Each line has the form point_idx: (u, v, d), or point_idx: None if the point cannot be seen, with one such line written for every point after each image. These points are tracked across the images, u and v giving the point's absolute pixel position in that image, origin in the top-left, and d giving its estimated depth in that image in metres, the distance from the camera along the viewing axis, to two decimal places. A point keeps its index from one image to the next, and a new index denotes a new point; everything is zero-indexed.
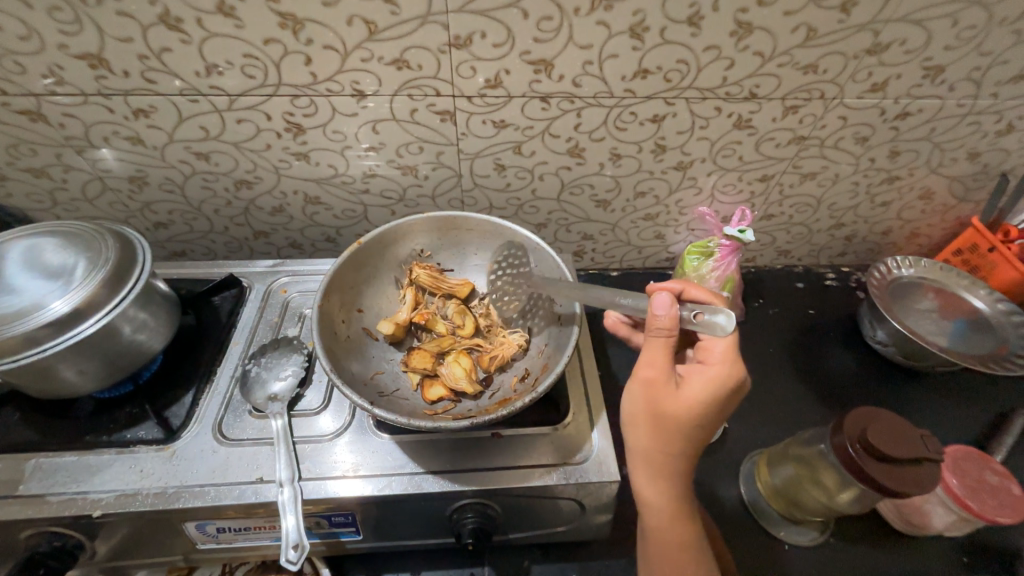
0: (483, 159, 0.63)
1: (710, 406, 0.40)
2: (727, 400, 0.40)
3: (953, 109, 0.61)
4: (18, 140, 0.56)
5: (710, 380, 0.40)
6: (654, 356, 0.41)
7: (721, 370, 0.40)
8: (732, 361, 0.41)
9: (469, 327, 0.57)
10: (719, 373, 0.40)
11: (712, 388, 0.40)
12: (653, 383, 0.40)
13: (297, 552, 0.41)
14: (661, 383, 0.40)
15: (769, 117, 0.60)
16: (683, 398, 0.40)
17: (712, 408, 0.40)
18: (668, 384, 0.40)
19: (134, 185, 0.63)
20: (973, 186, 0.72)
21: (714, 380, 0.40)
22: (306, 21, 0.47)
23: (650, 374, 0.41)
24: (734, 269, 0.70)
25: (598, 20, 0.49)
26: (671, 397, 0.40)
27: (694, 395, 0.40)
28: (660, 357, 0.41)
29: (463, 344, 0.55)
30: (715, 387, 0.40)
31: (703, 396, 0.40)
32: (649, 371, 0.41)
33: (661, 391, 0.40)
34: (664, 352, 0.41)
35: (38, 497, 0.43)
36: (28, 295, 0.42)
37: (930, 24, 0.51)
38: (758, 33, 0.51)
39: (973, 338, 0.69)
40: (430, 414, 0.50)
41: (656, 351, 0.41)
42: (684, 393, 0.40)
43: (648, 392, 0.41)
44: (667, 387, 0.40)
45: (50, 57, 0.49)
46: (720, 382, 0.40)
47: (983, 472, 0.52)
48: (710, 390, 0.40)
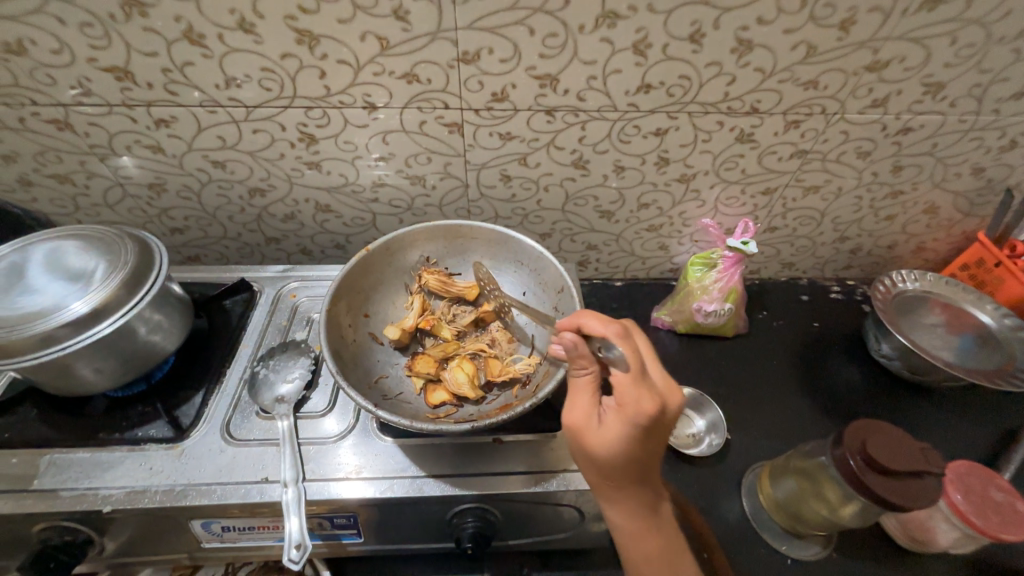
0: (489, 170, 0.64)
1: (629, 442, 0.39)
2: (647, 435, 0.39)
3: (955, 125, 0.61)
4: (46, 147, 0.59)
5: (620, 421, 0.39)
6: (575, 398, 0.43)
7: (629, 411, 0.38)
8: (638, 395, 0.38)
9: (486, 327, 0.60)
10: (626, 413, 0.39)
11: (623, 427, 0.39)
12: (575, 428, 0.41)
13: (299, 552, 0.41)
14: (581, 430, 0.41)
15: (771, 131, 0.61)
16: (601, 441, 0.40)
17: (634, 446, 0.39)
18: (589, 428, 0.41)
19: (152, 192, 0.65)
20: (978, 201, 0.72)
21: (624, 420, 0.39)
22: (321, 37, 0.49)
23: (571, 419, 0.42)
24: (738, 280, 0.71)
25: (602, 37, 0.51)
26: (592, 441, 0.40)
27: (609, 438, 0.39)
28: (580, 399, 0.42)
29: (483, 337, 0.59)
30: (625, 426, 0.39)
31: (616, 434, 0.39)
32: (570, 417, 0.42)
33: (585, 436, 0.41)
34: (584, 394, 0.42)
35: (51, 491, 0.44)
36: (51, 296, 0.44)
37: (930, 42, 0.52)
38: (759, 50, 0.52)
39: (980, 354, 0.69)
40: (433, 412, 0.51)
41: (580, 394, 0.43)
42: (602, 434, 0.40)
43: (574, 437, 0.42)
44: (588, 431, 0.41)
45: (80, 70, 0.51)
46: (628, 421, 0.38)
47: (989, 489, 0.51)
48: (624, 430, 0.39)
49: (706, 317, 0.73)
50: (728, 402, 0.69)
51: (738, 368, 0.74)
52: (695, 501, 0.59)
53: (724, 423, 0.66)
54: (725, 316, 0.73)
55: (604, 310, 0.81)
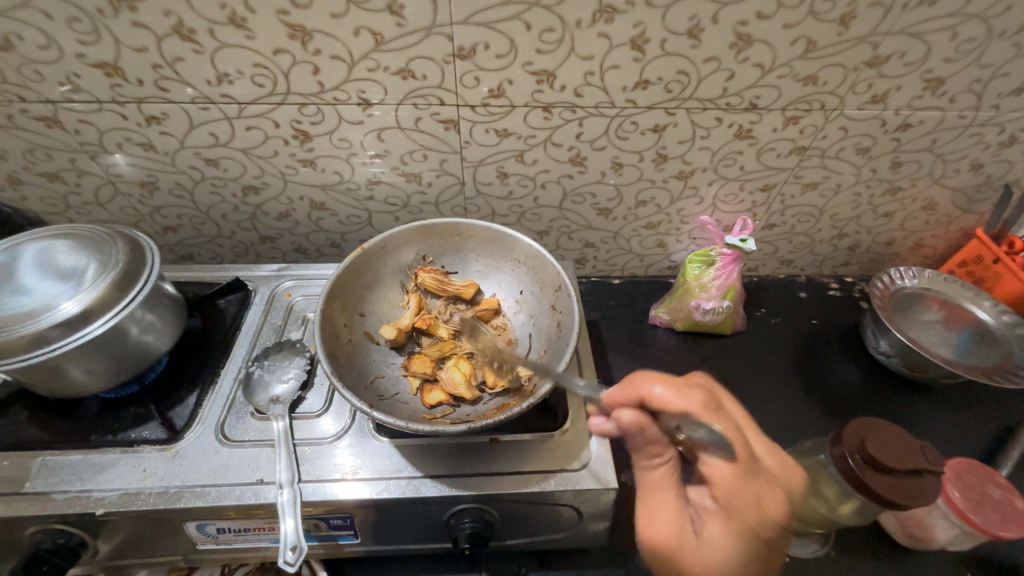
0: (485, 167, 0.64)
1: (738, 552, 0.41)
2: (753, 540, 0.41)
3: (955, 121, 0.61)
4: (34, 145, 0.58)
5: (730, 531, 0.41)
6: (655, 502, 0.43)
7: (740, 522, 0.41)
8: (755, 491, 0.41)
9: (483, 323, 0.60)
10: (736, 522, 0.41)
11: (732, 536, 0.41)
12: (669, 546, 0.41)
13: (295, 554, 0.41)
14: (676, 543, 0.41)
15: (770, 127, 0.60)
16: (704, 558, 0.41)
17: (744, 544, 0.41)
18: (686, 540, 0.41)
19: (144, 190, 0.64)
20: (977, 197, 0.72)
21: (734, 520, 0.41)
22: (314, 32, 0.49)
23: (661, 539, 0.41)
24: (736, 278, 0.71)
25: (599, 32, 0.50)
26: (692, 560, 0.41)
27: (717, 543, 0.41)
28: (661, 503, 0.43)
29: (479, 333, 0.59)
30: (735, 536, 0.41)
31: (725, 547, 0.41)
32: (660, 530, 0.42)
33: (681, 555, 0.41)
34: (664, 497, 0.43)
35: (43, 494, 0.44)
36: (41, 296, 0.43)
37: (930, 37, 0.52)
38: (759, 45, 0.52)
39: (977, 351, 0.69)
40: (428, 410, 0.51)
41: (661, 504, 0.43)
42: (705, 545, 0.41)
43: (664, 550, 0.42)
44: (687, 551, 0.41)
45: (68, 66, 0.50)
46: (739, 531, 0.41)
47: (986, 485, 0.52)
48: (733, 532, 0.41)
49: (705, 315, 0.73)
50: None
51: (736, 366, 0.73)
52: None
53: None
54: (724, 314, 0.73)
55: (602, 307, 0.80)
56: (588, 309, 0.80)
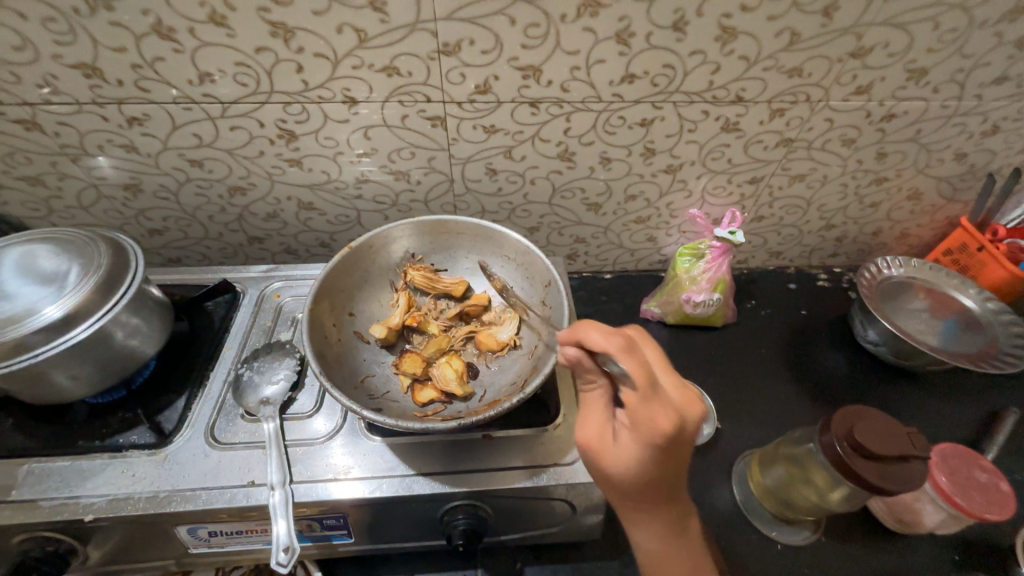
0: (474, 164, 0.63)
1: (644, 461, 0.39)
2: (662, 454, 0.38)
3: (938, 111, 0.61)
4: (13, 148, 0.57)
5: (636, 440, 0.38)
6: (587, 413, 0.43)
7: (644, 433, 0.37)
8: (653, 414, 0.37)
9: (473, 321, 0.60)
10: (641, 432, 0.38)
11: (638, 446, 0.38)
12: (590, 448, 0.41)
13: (288, 555, 0.41)
14: (595, 448, 0.41)
15: (757, 119, 0.61)
16: (615, 459, 0.40)
17: (653, 461, 0.38)
18: (602, 445, 0.41)
19: (128, 192, 0.63)
20: (961, 186, 0.73)
21: (640, 438, 0.38)
22: (296, 30, 0.48)
23: (584, 439, 0.42)
24: (726, 270, 0.72)
25: (584, 26, 0.50)
26: (606, 461, 0.40)
27: (625, 457, 0.39)
28: (592, 414, 0.42)
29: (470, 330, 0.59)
30: (641, 446, 0.38)
31: (632, 454, 0.39)
32: (582, 433, 0.42)
33: (599, 456, 0.41)
34: (595, 409, 0.42)
35: (30, 502, 0.43)
36: (21, 301, 0.42)
37: (913, 27, 0.52)
38: (744, 38, 0.52)
39: (964, 338, 0.70)
40: (421, 410, 0.51)
41: (591, 410, 0.42)
42: (618, 452, 0.40)
43: (589, 454, 0.42)
44: (603, 450, 0.41)
45: (45, 67, 0.49)
46: (643, 441, 0.38)
47: (972, 470, 0.52)
48: (640, 447, 0.38)
49: (695, 307, 0.74)
50: (718, 391, 0.70)
51: (727, 358, 0.74)
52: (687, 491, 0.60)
53: (714, 413, 0.66)
54: (714, 306, 0.73)
55: (594, 302, 0.81)
56: (580, 304, 0.80)
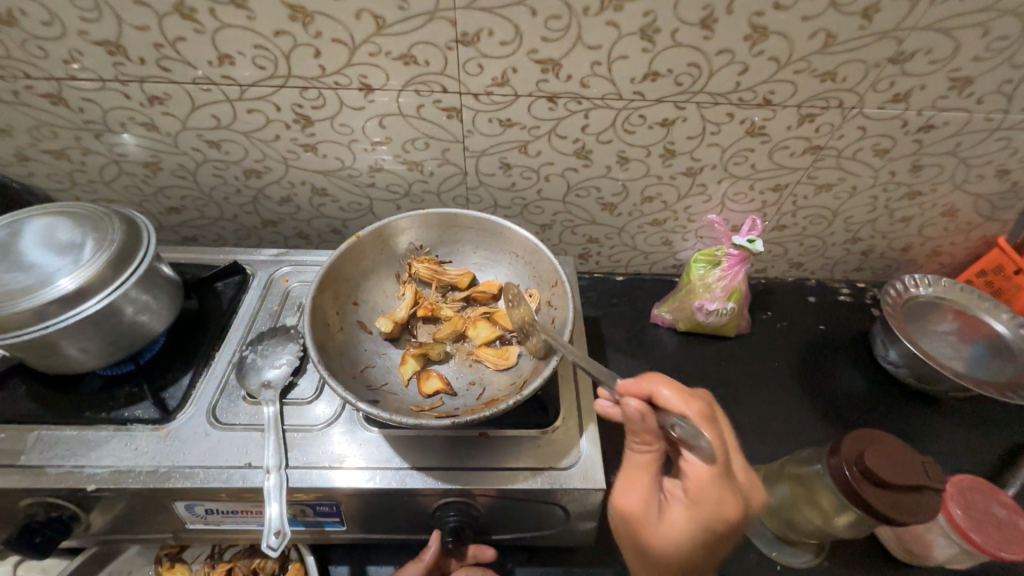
0: (488, 158, 0.63)
1: (695, 542, 0.37)
2: (715, 536, 0.37)
3: (981, 124, 0.58)
4: (40, 122, 0.58)
5: (690, 518, 0.37)
6: (634, 479, 0.40)
7: (705, 511, 0.37)
8: (718, 495, 0.36)
9: (479, 306, 0.60)
10: (702, 510, 0.37)
11: (693, 524, 0.37)
12: (634, 515, 0.39)
13: (278, 539, 0.41)
14: (642, 521, 0.39)
15: (784, 124, 0.58)
16: (662, 536, 0.38)
17: (706, 542, 0.37)
18: (650, 517, 0.39)
19: (148, 170, 0.64)
20: (1001, 205, 0.69)
21: (696, 515, 0.37)
22: (315, 14, 0.48)
23: (628, 504, 0.39)
24: (742, 279, 0.69)
25: (608, 20, 0.48)
26: (651, 534, 0.38)
27: (676, 535, 0.37)
28: (640, 481, 0.39)
29: (473, 313, 0.58)
30: (697, 525, 0.37)
31: (684, 534, 0.37)
32: (628, 502, 0.39)
33: (643, 526, 0.39)
34: (643, 476, 0.40)
35: (37, 468, 0.44)
36: (38, 272, 0.43)
37: (960, 33, 0.49)
38: (775, 38, 0.49)
39: (992, 365, 0.66)
40: (417, 395, 0.52)
41: (637, 473, 0.40)
42: (665, 528, 0.38)
43: (632, 526, 0.39)
44: (649, 521, 0.38)
45: (71, 43, 0.50)
46: (701, 521, 0.37)
47: (990, 505, 0.50)
48: (694, 526, 0.37)
49: (708, 316, 0.72)
50: (726, 403, 0.68)
51: (738, 369, 0.72)
52: None
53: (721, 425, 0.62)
54: (728, 316, 0.71)
55: (603, 304, 0.79)
56: (589, 305, 0.79)
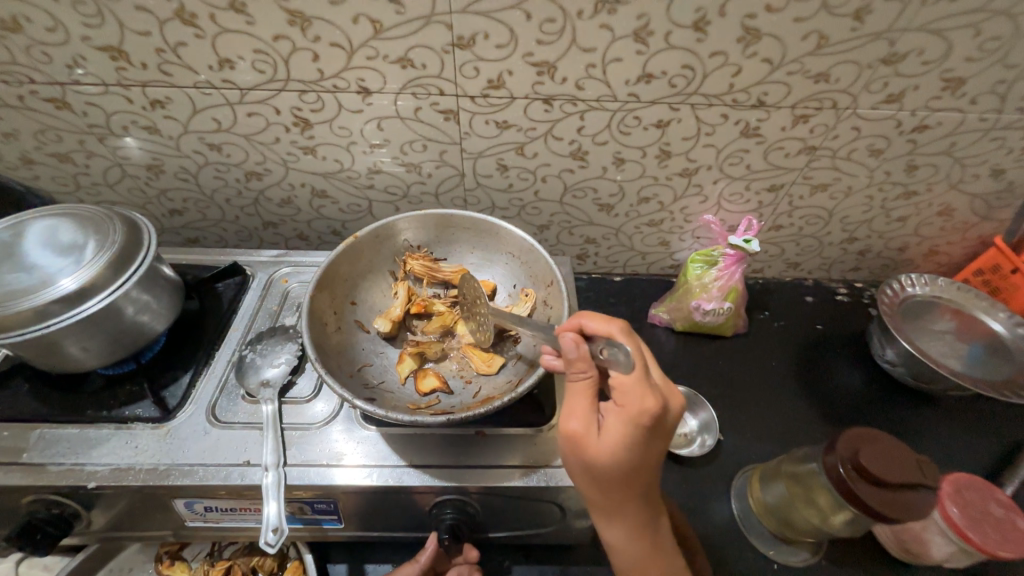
0: (485, 159, 0.63)
1: (630, 449, 0.37)
2: (648, 439, 0.37)
3: (976, 123, 0.58)
4: (45, 126, 0.59)
5: (621, 425, 0.37)
6: (573, 405, 0.40)
7: (633, 413, 0.36)
8: (641, 394, 0.36)
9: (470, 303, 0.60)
10: (630, 413, 0.36)
11: (625, 430, 0.37)
12: (575, 436, 0.39)
13: (276, 535, 0.42)
14: (582, 439, 0.39)
15: (778, 125, 0.59)
16: (602, 449, 0.38)
17: (639, 447, 0.37)
18: (589, 436, 0.39)
19: (150, 172, 0.65)
20: (997, 205, 0.69)
21: (626, 423, 0.37)
22: (314, 19, 0.49)
23: (571, 427, 0.39)
24: (738, 279, 0.70)
25: (601, 23, 0.49)
26: (592, 452, 0.38)
27: (612, 443, 0.37)
28: (579, 405, 0.40)
29: (463, 313, 0.59)
30: (628, 429, 0.37)
31: (620, 442, 0.37)
32: (569, 424, 0.39)
33: (584, 445, 0.39)
34: (583, 399, 0.40)
35: (39, 465, 0.45)
36: (41, 273, 0.44)
37: (951, 34, 0.49)
38: (768, 40, 0.50)
39: (990, 364, 0.66)
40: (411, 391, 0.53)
41: (576, 398, 0.40)
42: (603, 442, 0.38)
43: (574, 447, 0.39)
44: (588, 439, 0.38)
45: (75, 48, 0.51)
46: (631, 423, 0.36)
47: (988, 503, 0.50)
48: (627, 434, 0.37)
49: (705, 316, 0.72)
50: (723, 402, 0.68)
51: (736, 369, 0.72)
52: (683, 502, 0.59)
53: (717, 424, 0.65)
54: (725, 316, 0.71)
55: (601, 305, 0.80)
56: (587, 305, 0.79)
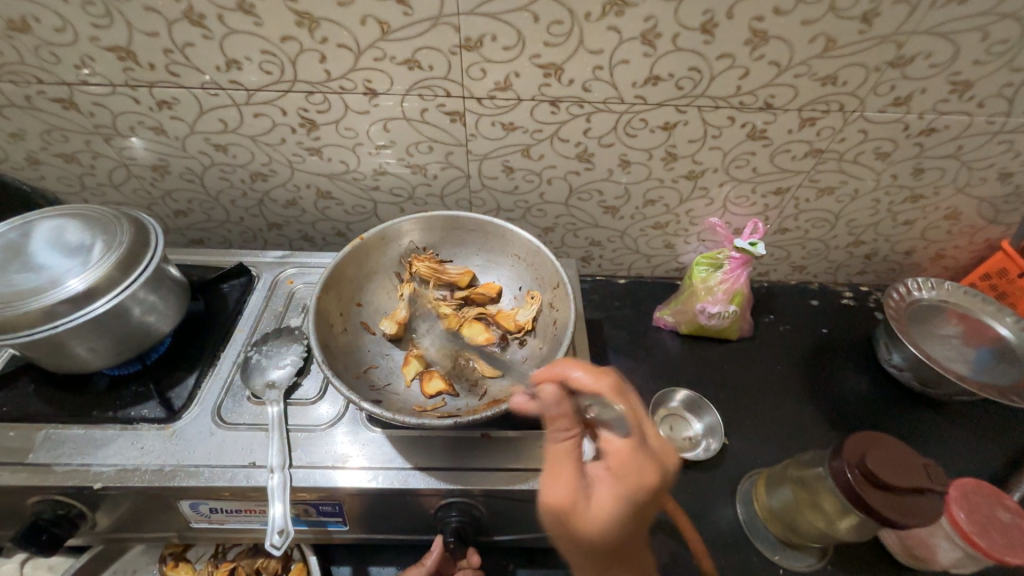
0: (491, 161, 0.63)
1: (625, 521, 0.34)
2: (642, 508, 0.35)
3: (983, 127, 0.58)
4: (52, 126, 0.59)
5: (618, 496, 0.34)
6: (558, 472, 0.36)
7: (631, 484, 0.34)
8: (638, 463, 0.35)
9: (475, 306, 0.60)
10: (628, 483, 0.34)
11: (622, 501, 0.34)
12: (564, 509, 0.35)
13: (281, 538, 0.42)
14: (572, 513, 0.34)
15: (785, 128, 0.59)
16: (595, 524, 0.34)
17: (634, 517, 0.35)
18: (581, 509, 0.34)
19: (156, 173, 0.65)
20: (1004, 208, 0.69)
21: (621, 493, 0.34)
22: (322, 20, 0.49)
23: (560, 501, 0.34)
24: (743, 282, 0.69)
25: (609, 26, 0.49)
26: (584, 526, 0.34)
27: (608, 517, 0.34)
28: (565, 471, 0.35)
29: (469, 315, 0.58)
30: (625, 501, 0.34)
31: (615, 514, 0.34)
32: (556, 497, 0.35)
33: (575, 519, 0.34)
34: (570, 465, 0.35)
35: (45, 466, 0.45)
36: (48, 274, 0.44)
37: (959, 37, 0.49)
38: (775, 42, 0.50)
39: (997, 368, 0.66)
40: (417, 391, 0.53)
41: (561, 464, 0.36)
42: (597, 515, 0.34)
43: (559, 520, 0.35)
44: (580, 512, 0.34)
45: (83, 48, 0.51)
46: (628, 495, 0.34)
47: (995, 509, 0.49)
48: (621, 504, 0.34)
49: (710, 319, 0.72)
50: (728, 406, 0.68)
51: (741, 373, 0.72)
52: (687, 507, 0.58)
53: (722, 428, 0.64)
54: (730, 319, 0.71)
55: (606, 307, 0.79)
56: (591, 307, 0.79)
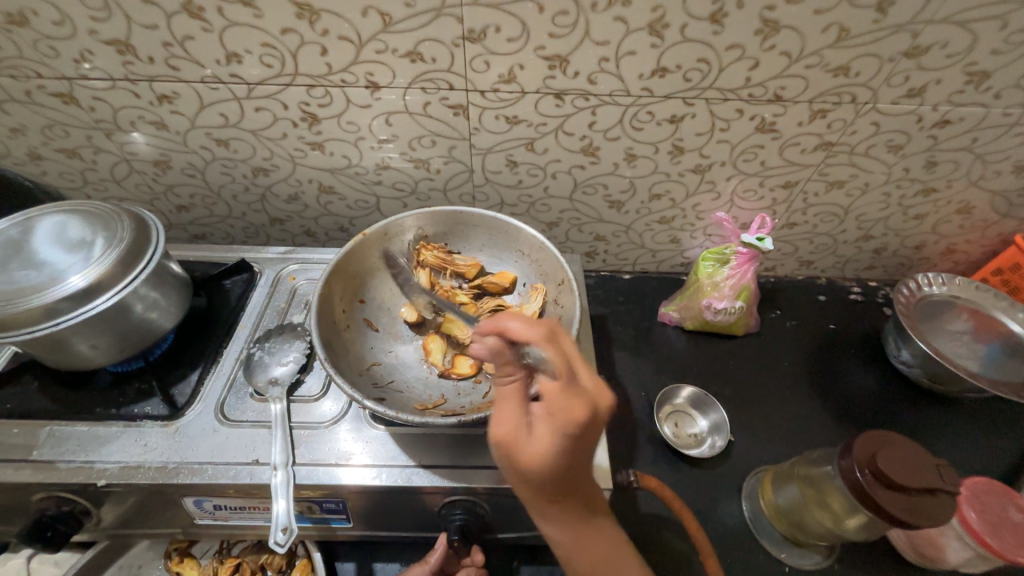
0: (494, 155, 0.62)
1: (559, 454, 0.35)
2: (576, 443, 0.35)
3: (999, 118, 0.57)
4: (53, 121, 0.59)
5: (551, 432, 0.35)
6: (502, 410, 0.38)
7: (562, 420, 0.35)
8: (568, 402, 0.35)
9: (490, 298, 0.59)
10: (559, 420, 0.35)
11: (555, 436, 0.35)
12: (504, 443, 0.37)
13: (285, 535, 0.42)
14: (511, 446, 0.36)
15: (795, 121, 0.57)
16: (531, 454, 0.36)
17: (569, 452, 0.36)
18: (519, 442, 0.36)
19: (158, 168, 0.65)
20: (1018, 202, 0.68)
21: (557, 428, 0.35)
22: (322, 12, 0.48)
23: (498, 435, 0.37)
24: (750, 278, 0.69)
25: (616, 16, 0.48)
26: (522, 457, 0.36)
27: (542, 449, 0.35)
28: (508, 409, 0.37)
29: (484, 307, 0.59)
30: (557, 435, 0.35)
31: (548, 449, 0.35)
32: (498, 430, 0.37)
33: (513, 451, 0.36)
34: (512, 405, 0.37)
35: (49, 463, 0.45)
36: (49, 271, 0.44)
37: (977, 26, 0.48)
38: (786, 32, 0.49)
39: (1009, 365, 0.65)
40: (438, 377, 0.54)
41: (506, 404, 0.38)
42: (533, 448, 0.36)
43: (503, 450, 0.37)
44: (518, 444, 0.36)
45: (82, 42, 0.51)
46: (559, 430, 0.35)
47: (1006, 509, 0.49)
48: (556, 438, 0.35)
49: (716, 314, 0.71)
50: (734, 403, 0.67)
51: (747, 370, 0.71)
52: (692, 504, 0.58)
53: (728, 425, 0.63)
54: (736, 315, 0.70)
55: (610, 303, 0.79)
56: (596, 303, 0.78)
